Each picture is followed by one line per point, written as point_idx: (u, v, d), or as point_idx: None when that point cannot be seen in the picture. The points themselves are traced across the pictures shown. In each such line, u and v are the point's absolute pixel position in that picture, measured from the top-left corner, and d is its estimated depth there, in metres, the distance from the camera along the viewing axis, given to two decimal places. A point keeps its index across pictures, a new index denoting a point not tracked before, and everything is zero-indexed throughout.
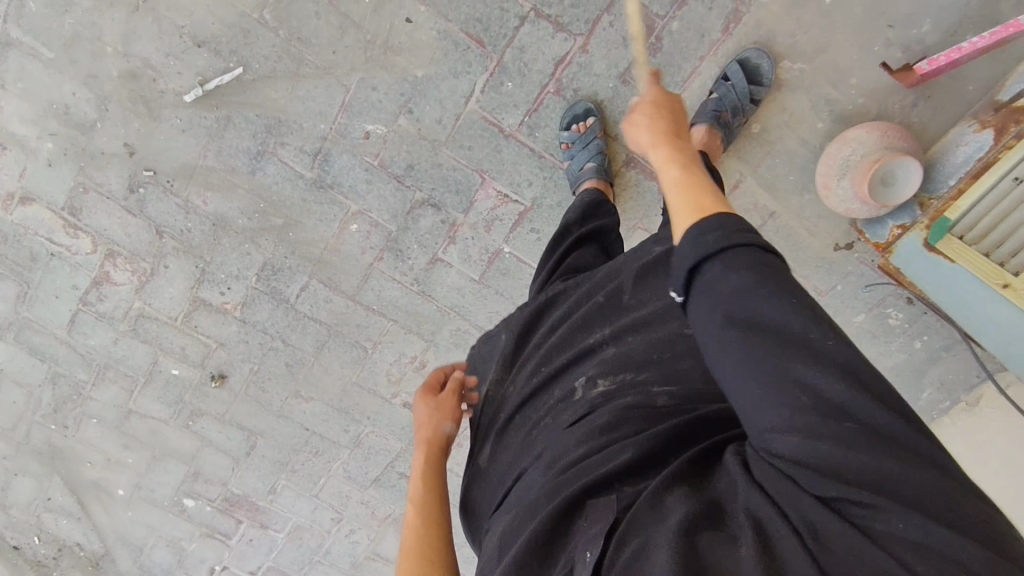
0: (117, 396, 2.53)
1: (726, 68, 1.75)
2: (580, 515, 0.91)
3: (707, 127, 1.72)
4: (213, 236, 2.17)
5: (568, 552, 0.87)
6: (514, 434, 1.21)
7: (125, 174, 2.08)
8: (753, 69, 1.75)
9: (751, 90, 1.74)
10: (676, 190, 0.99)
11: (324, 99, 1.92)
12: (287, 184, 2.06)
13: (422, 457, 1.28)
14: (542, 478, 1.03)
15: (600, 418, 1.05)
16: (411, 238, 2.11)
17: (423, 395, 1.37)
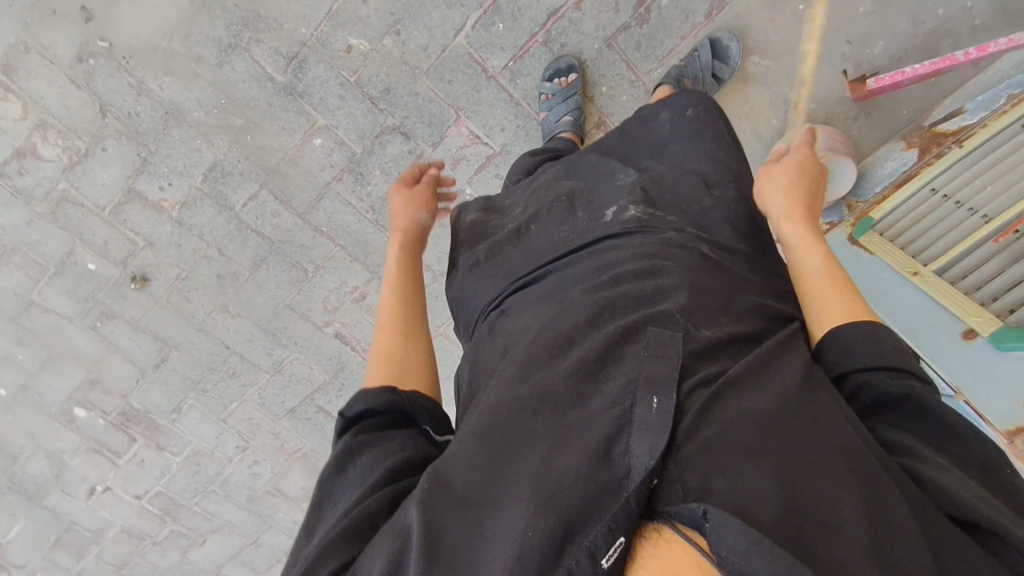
0: (20, 284, 2.34)
1: (698, 44, 1.88)
2: (633, 340, 0.97)
3: (670, 87, 1.82)
4: (162, 126, 2.06)
5: (624, 369, 0.92)
6: (509, 271, 1.30)
7: (76, 41, 1.94)
8: (724, 48, 1.87)
9: (715, 66, 1.86)
10: (818, 280, 1.10)
11: (311, 2, 1.88)
12: (254, 84, 1.99)
13: (400, 238, 1.45)
14: (579, 294, 1.10)
15: (633, 254, 1.15)
16: (374, 163, 2.10)
17: (400, 190, 1.56)
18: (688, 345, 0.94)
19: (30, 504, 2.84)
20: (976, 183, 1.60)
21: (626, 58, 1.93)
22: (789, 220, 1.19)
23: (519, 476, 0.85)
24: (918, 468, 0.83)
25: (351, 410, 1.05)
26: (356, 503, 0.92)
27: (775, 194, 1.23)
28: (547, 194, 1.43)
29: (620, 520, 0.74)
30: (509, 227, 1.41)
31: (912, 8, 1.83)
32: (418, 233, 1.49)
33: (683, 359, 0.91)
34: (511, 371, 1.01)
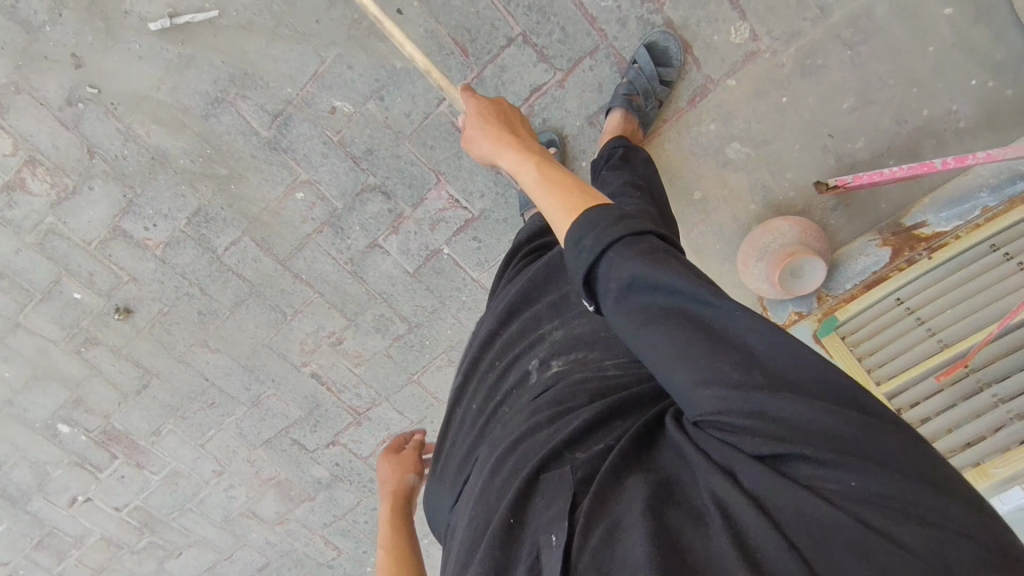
0: (7, 307, 2.39)
1: (635, 53, 1.77)
2: (537, 490, 0.98)
3: (623, 112, 1.75)
4: (148, 170, 2.09)
5: (531, 534, 0.93)
6: (470, 436, 1.30)
7: (66, 85, 1.96)
8: (659, 52, 1.77)
9: (663, 75, 1.77)
10: (546, 185, 1.16)
11: (297, 64, 1.89)
12: (240, 137, 2.01)
13: (389, 505, 1.49)
14: (491, 462, 1.12)
15: (550, 396, 1.15)
16: (354, 219, 2.12)
17: (388, 454, 1.60)
18: (578, 473, 0.96)
19: (12, 509, 2.92)
20: (942, 306, 1.73)
21: None
22: (528, 168, 1.26)
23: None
24: (830, 452, 0.73)
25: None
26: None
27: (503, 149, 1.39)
28: (475, 350, 1.44)
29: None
30: (472, 376, 1.41)
31: (899, 105, 1.79)
32: (408, 493, 1.53)
33: (572, 490, 0.93)
34: (463, 545, 1.04)
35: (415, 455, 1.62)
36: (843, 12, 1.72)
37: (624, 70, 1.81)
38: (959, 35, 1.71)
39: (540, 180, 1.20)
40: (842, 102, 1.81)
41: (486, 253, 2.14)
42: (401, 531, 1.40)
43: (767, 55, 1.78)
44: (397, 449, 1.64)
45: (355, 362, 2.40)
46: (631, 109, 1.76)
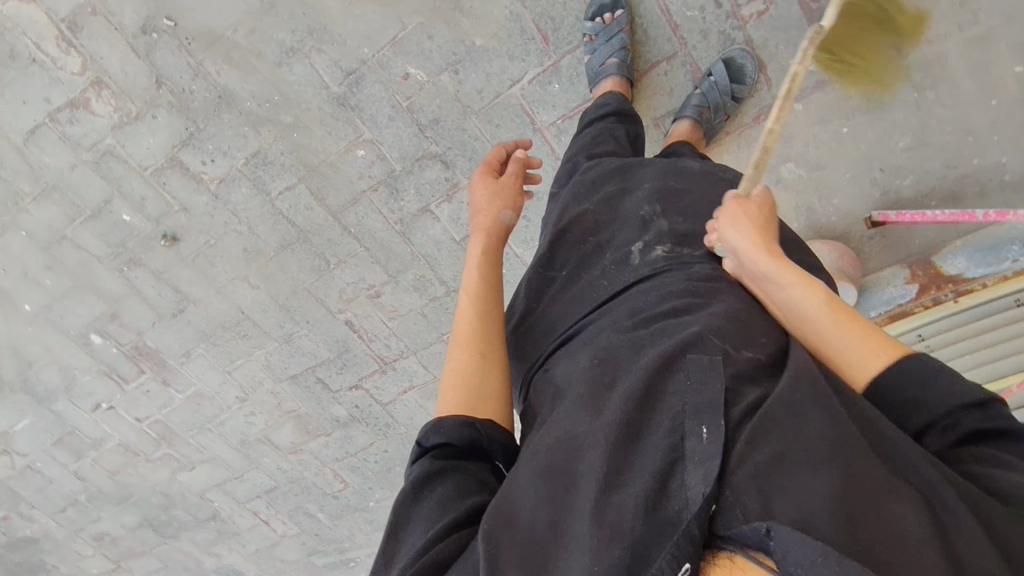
0: (56, 219, 2.44)
1: (711, 66, 1.81)
2: (674, 371, 0.95)
3: (692, 123, 1.82)
4: (214, 108, 2.12)
5: (670, 406, 0.91)
6: (556, 317, 1.27)
7: (144, 14, 1.99)
8: (736, 68, 1.80)
9: (734, 90, 1.80)
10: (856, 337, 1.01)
11: (378, 26, 1.92)
12: (310, 89, 2.04)
13: (482, 240, 1.35)
14: (611, 336, 1.10)
15: (673, 287, 1.15)
16: (411, 183, 2.18)
17: (486, 176, 1.46)
18: (728, 368, 0.93)
19: (37, 406, 3.04)
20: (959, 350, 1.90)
21: None
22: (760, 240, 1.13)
23: (577, 523, 0.85)
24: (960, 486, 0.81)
25: (429, 441, 1.05)
26: (432, 544, 0.92)
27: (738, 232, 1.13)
28: (568, 222, 1.41)
29: (686, 548, 0.74)
30: (562, 257, 1.36)
31: (952, 150, 1.87)
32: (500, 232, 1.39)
33: (725, 383, 0.91)
34: (576, 396, 1.01)
35: (516, 183, 1.46)
36: (918, 55, 1.78)
37: (697, 82, 1.85)
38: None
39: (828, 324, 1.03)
40: (898, 139, 1.88)
41: (533, 232, 2.20)
42: (492, 273, 1.30)
43: (836, 85, 1.84)
44: (495, 169, 1.50)
45: (389, 315, 2.50)
46: (698, 119, 1.82)
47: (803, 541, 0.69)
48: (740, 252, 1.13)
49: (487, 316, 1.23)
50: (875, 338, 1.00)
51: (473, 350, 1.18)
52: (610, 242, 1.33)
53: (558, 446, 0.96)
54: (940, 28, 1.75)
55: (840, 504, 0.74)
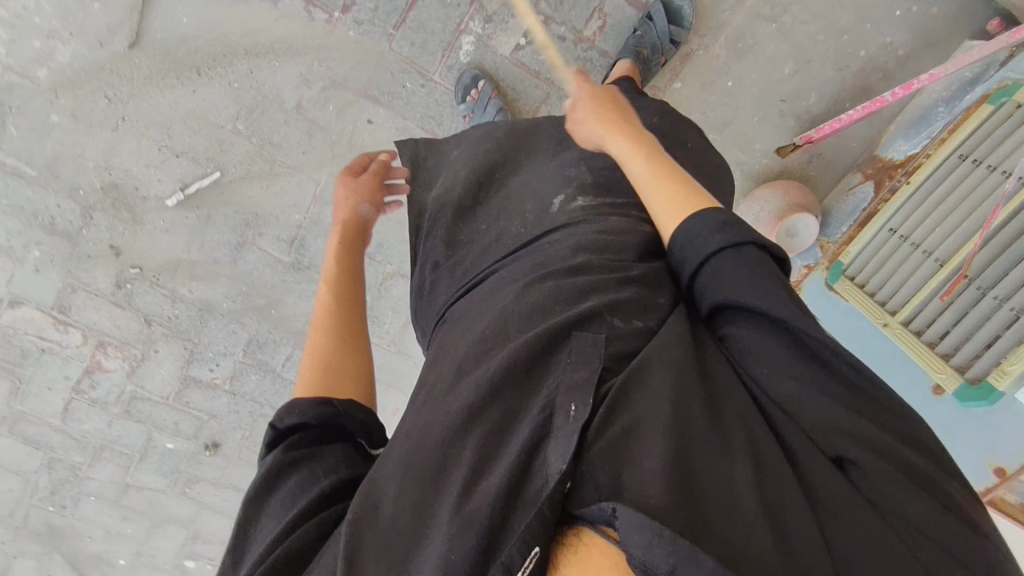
0: (114, 473, 2.64)
1: (651, 8, 1.85)
2: (561, 345, 0.98)
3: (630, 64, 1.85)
4: (199, 320, 2.33)
5: (549, 380, 0.94)
6: (470, 266, 1.32)
7: (113, 272, 2.23)
8: (675, 10, 1.85)
9: (672, 31, 1.84)
10: (656, 184, 1.10)
11: (296, 193, 2.11)
12: (267, 269, 2.23)
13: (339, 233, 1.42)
14: (505, 297, 1.12)
15: (579, 240, 1.18)
16: (385, 306, 2.31)
17: (345, 177, 1.50)
18: (611, 345, 0.97)
19: None
20: (928, 224, 1.70)
21: None
22: (587, 119, 1.27)
23: (437, 516, 0.85)
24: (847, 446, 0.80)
25: (283, 422, 1.03)
26: (282, 535, 0.92)
27: (591, 125, 1.26)
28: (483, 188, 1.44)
29: (536, 533, 0.74)
30: (480, 222, 1.39)
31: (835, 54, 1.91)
32: (362, 224, 1.46)
33: (602, 360, 0.94)
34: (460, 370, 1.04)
35: (374, 180, 1.51)
36: None
37: (636, 24, 1.88)
38: None
39: (647, 176, 1.12)
40: (783, 68, 1.93)
41: None
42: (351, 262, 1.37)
43: (701, 52, 1.91)
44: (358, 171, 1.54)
45: None
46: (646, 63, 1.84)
47: (640, 520, 0.69)
48: (597, 140, 1.25)
49: (343, 296, 1.29)
50: (675, 196, 1.06)
51: (338, 327, 1.23)
52: (524, 201, 1.36)
53: (424, 434, 0.96)
54: None
55: (681, 452, 0.79)
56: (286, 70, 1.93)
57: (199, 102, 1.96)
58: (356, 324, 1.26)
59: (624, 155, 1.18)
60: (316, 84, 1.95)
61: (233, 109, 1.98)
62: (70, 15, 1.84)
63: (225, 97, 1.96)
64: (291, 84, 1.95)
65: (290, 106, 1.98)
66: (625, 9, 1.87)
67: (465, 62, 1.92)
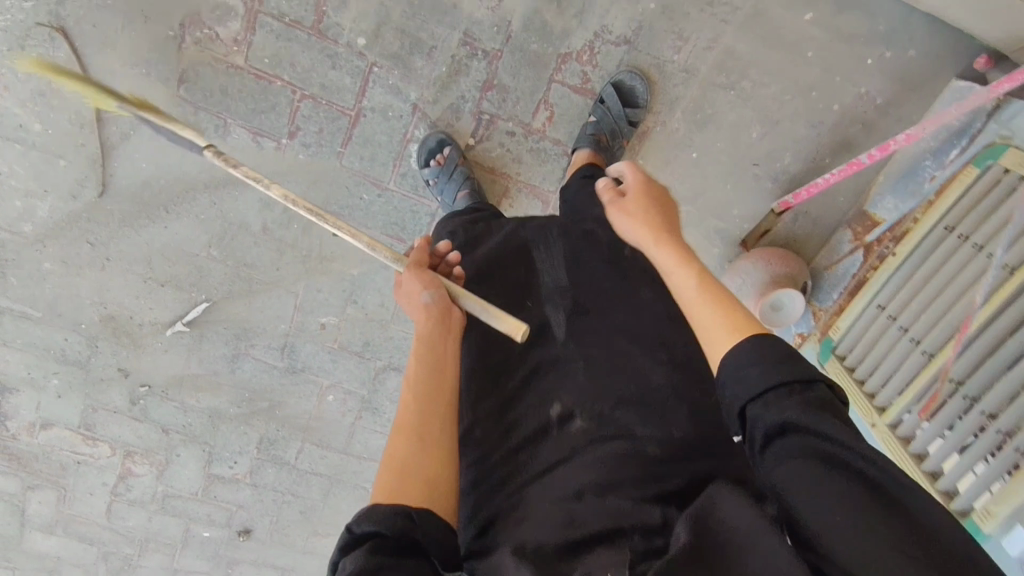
0: (162, 560, 2.77)
1: (602, 91, 1.74)
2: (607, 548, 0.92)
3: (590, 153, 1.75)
4: (211, 425, 2.42)
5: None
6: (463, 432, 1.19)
7: (126, 392, 2.35)
8: (628, 91, 1.73)
9: (628, 113, 1.73)
10: (708, 312, 1.05)
11: (279, 305, 2.15)
12: (264, 375, 2.30)
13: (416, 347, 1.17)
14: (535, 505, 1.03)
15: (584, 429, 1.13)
16: (382, 397, 2.34)
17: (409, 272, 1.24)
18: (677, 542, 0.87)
19: None
20: (913, 306, 1.60)
21: None
22: (635, 206, 1.25)
23: None
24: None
25: (359, 526, 0.87)
26: None
27: (628, 221, 1.24)
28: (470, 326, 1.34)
29: None
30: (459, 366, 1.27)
31: (808, 110, 1.75)
32: (437, 318, 1.19)
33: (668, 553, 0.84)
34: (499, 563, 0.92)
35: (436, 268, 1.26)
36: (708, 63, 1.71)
37: (590, 109, 1.78)
38: (834, 29, 1.65)
39: (700, 288, 1.08)
40: (750, 132, 1.79)
41: None
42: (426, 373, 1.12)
43: (659, 127, 1.80)
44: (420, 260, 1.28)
45: None
46: (600, 150, 1.74)
47: None
48: (628, 234, 1.24)
49: (435, 419, 1.07)
50: (734, 320, 1.02)
51: (416, 428, 1.05)
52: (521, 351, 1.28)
53: None
54: (712, 30, 1.67)
55: None
56: (246, 197, 1.95)
57: (172, 237, 2.02)
58: (436, 436, 1.04)
59: (669, 264, 1.15)
60: (278, 206, 1.97)
61: (205, 238, 2.02)
62: (40, 174, 1.92)
63: (195, 228, 2.01)
64: (254, 209, 1.97)
65: (257, 229, 2.00)
66: (570, 96, 1.77)
67: (414, 166, 1.88)
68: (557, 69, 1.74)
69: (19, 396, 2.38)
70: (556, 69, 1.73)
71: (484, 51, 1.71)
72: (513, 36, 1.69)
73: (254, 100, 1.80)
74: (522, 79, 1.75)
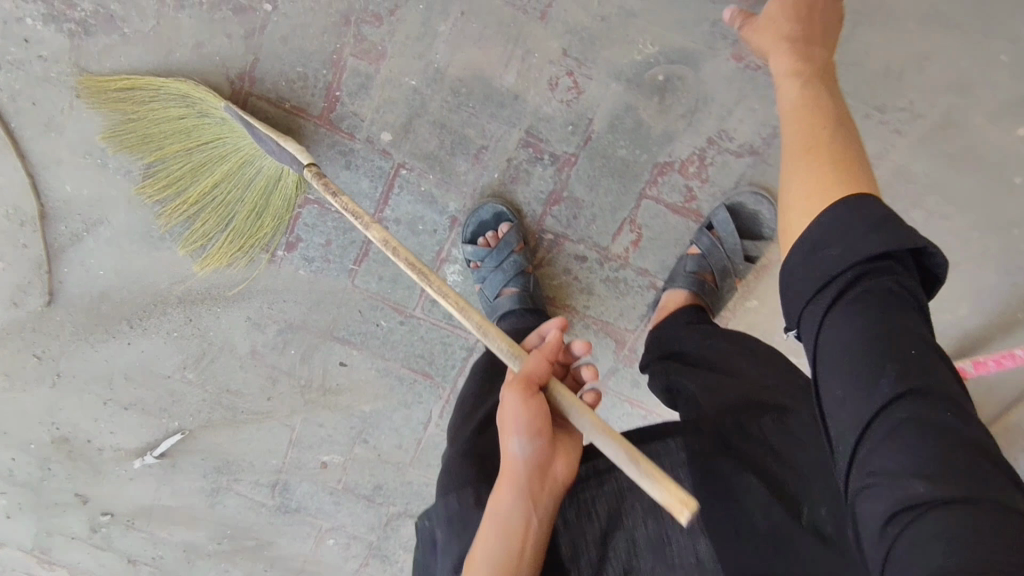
0: None
1: (711, 216, 1.26)
2: None
3: (692, 297, 1.25)
4: (186, 561, 1.98)
5: None
6: None
7: (85, 518, 1.92)
8: (748, 217, 1.25)
9: (745, 245, 1.26)
10: (804, 113, 0.84)
11: (270, 438, 1.71)
12: (251, 512, 1.86)
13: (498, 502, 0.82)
14: None
15: None
16: (395, 545, 1.88)
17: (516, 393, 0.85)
18: None
19: None
20: None
21: (626, 396, 1.52)
22: (789, 16, 0.93)
23: None
24: None
25: None
26: None
27: (774, 48, 0.92)
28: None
29: None
30: None
31: (1002, 251, 1.25)
32: (530, 482, 0.83)
33: None
34: None
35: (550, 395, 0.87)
36: None
37: (691, 236, 1.30)
38: None
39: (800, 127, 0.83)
40: None
41: None
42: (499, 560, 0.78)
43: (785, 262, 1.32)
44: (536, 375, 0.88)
45: None
46: (700, 292, 1.26)
47: None
48: (768, 20, 0.96)
49: None
50: (829, 180, 0.75)
51: None
52: None
53: None
54: (880, 144, 1.19)
55: None
56: (230, 315, 1.50)
57: (137, 355, 1.59)
58: None
59: (770, 49, 0.93)
60: (269, 327, 1.51)
61: (179, 358, 1.58)
62: None
63: (166, 346, 1.57)
64: (240, 329, 1.52)
65: (244, 352, 1.55)
66: (665, 217, 1.30)
67: None
68: (652, 183, 1.26)
69: None
70: (650, 183, 1.26)
71: (552, 155, 1.25)
72: (593, 138, 1.23)
73: (259, 217, 1.33)
74: (601, 193, 1.28)
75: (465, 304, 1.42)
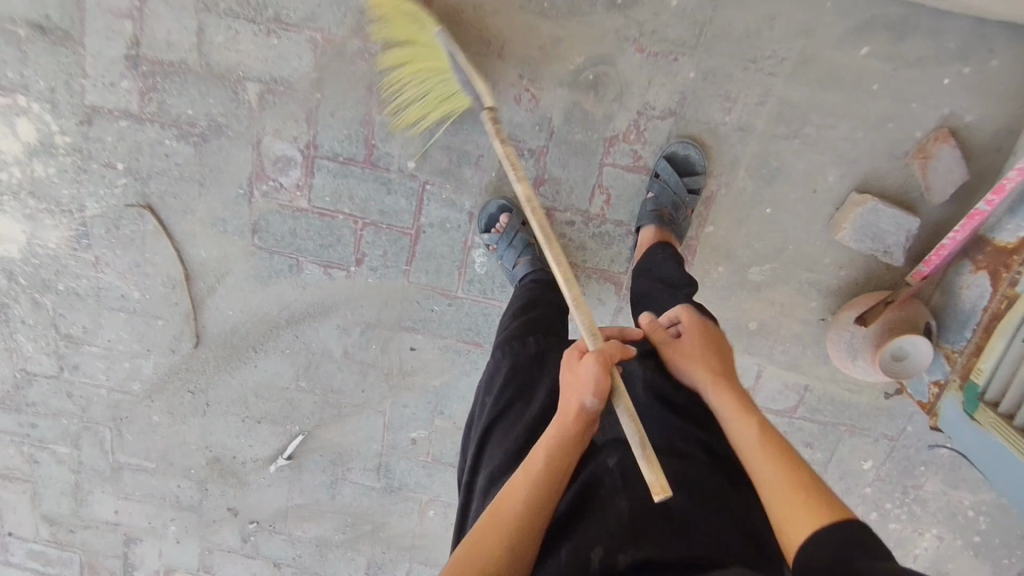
0: None
1: (655, 166, 1.69)
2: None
3: (659, 229, 1.66)
4: (320, 555, 2.41)
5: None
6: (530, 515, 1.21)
7: (237, 529, 2.39)
8: (682, 162, 1.67)
9: (686, 182, 1.67)
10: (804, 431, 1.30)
11: (369, 426, 2.15)
12: (364, 497, 2.29)
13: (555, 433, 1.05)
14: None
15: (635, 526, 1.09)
16: None
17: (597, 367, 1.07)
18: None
19: None
20: None
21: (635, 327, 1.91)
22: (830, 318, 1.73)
23: None
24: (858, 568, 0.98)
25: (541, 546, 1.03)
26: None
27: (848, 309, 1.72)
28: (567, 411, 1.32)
29: None
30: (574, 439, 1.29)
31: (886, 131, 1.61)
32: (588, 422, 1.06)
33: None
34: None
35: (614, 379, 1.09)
36: (764, 117, 1.64)
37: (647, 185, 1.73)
38: (897, 56, 1.55)
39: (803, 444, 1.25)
40: (825, 176, 1.67)
41: None
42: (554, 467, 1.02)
43: (723, 190, 1.72)
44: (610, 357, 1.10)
45: None
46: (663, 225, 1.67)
47: None
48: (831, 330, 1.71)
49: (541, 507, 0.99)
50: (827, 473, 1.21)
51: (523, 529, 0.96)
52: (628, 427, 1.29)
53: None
54: (762, 86, 1.61)
55: None
56: (326, 327, 2.00)
57: (261, 375, 2.10)
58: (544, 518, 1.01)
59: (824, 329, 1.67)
60: (355, 329, 2.00)
61: (293, 371, 2.08)
62: (142, 335, 2.07)
63: (283, 363, 2.07)
64: (334, 337, 2.02)
65: (339, 355, 2.04)
66: (625, 176, 1.74)
67: (481, 272, 1.89)
68: (607, 153, 1.72)
69: (143, 545, 2.47)
70: (605, 153, 1.71)
71: (530, 149, 1.73)
72: (556, 130, 1.70)
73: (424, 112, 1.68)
74: (573, 169, 1.74)
75: (494, 277, 1.89)
